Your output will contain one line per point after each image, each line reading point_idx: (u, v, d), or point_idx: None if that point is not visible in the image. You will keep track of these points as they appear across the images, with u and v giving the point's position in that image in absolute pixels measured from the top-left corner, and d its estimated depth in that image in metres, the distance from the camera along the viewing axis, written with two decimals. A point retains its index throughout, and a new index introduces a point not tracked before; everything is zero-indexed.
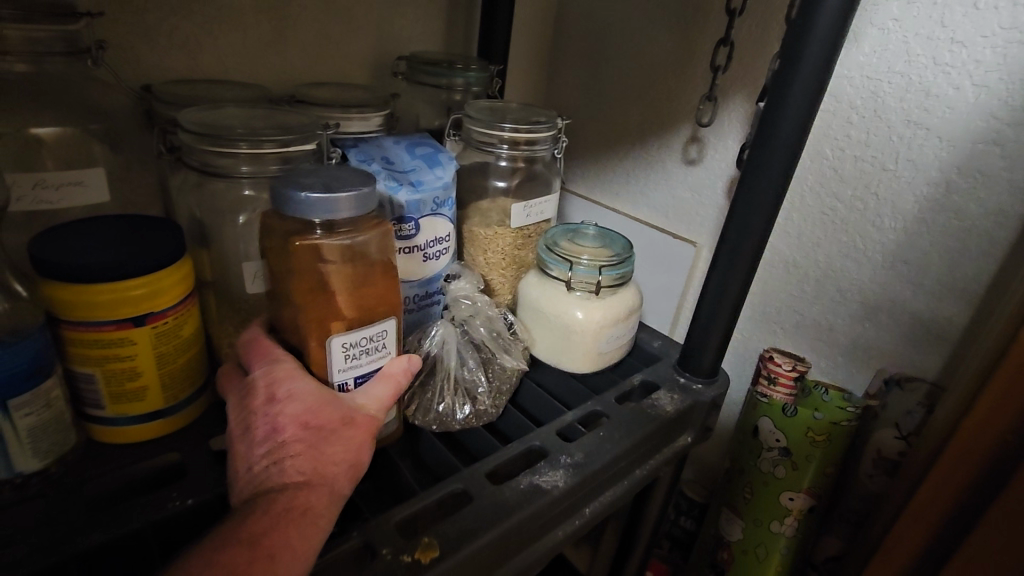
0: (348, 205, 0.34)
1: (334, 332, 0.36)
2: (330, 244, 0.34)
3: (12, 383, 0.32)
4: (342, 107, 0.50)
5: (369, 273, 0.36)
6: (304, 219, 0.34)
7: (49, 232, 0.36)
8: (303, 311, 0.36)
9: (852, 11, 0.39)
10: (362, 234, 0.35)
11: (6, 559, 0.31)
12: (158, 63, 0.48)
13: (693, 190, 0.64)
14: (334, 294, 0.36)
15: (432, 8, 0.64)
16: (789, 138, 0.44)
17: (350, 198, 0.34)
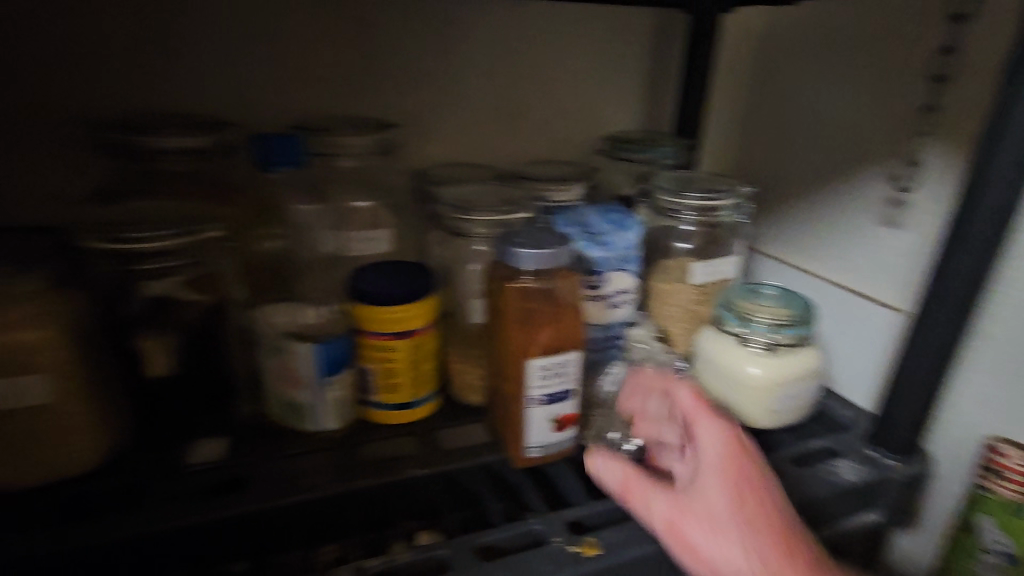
0: (547, 258, 0.45)
1: (532, 357, 0.46)
2: (529, 286, 0.46)
3: (330, 366, 0.49)
4: (554, 181, 0.62)
5: (559, 311, 0.47)
6: (515, 266, 0.46)
7: (357, 267, 0.53)
8: (512, 338, 0.47)
9: None
10: (555, 282, 0.47)
11: (315, 481, 0.47)
12: (429, 154, 0.66)
13: (896, 254, 0.60)
14: (535, 324, 0.46)
15: (635, 94, 0.75)
16: (997, 204, 0.42)
17: (551, 255, 0.45)
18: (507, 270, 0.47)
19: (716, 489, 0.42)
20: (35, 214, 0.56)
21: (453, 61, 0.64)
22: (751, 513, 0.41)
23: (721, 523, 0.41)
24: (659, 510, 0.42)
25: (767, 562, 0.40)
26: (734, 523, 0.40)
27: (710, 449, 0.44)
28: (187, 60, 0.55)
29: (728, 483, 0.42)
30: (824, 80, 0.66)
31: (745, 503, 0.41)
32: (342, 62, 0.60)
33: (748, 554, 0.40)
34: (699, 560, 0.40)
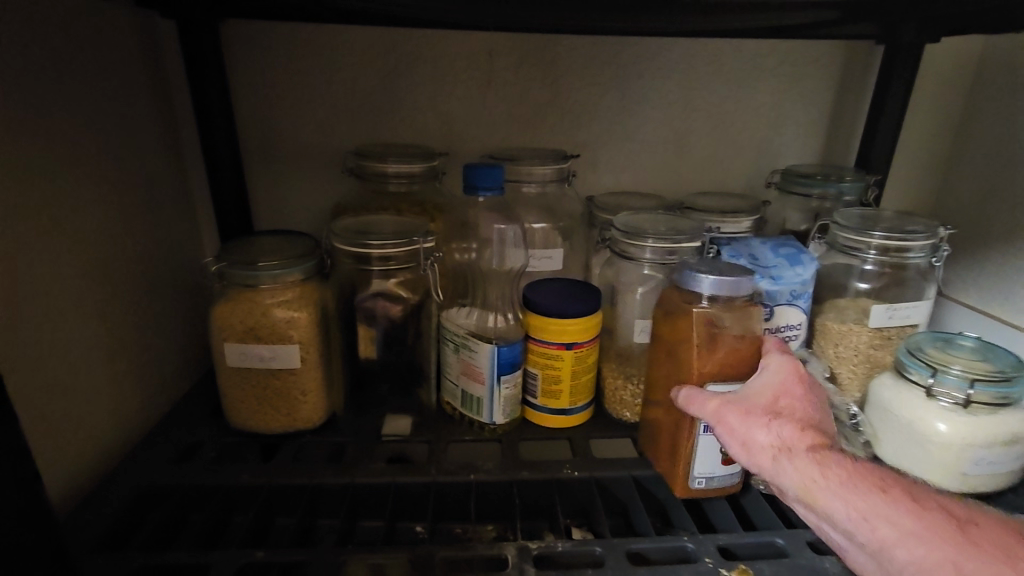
0: (728, 285, 0.47)
1: (708, 381, 0.48)
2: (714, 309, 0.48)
3: (506, 366, 0.55)
4: (722, 213, 0.63)
5: (743, 343, 0.48)
6: (691, 291, 0.48)
7: (531, 283, 0.60)
8: (690, 361, 0.48)
9: None
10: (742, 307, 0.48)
11: (486, 465, 0.53)
12: (598, 182, 0.71)
13: None
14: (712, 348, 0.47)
15: (814, 128, 0.73)
16: None
17: (731, 283, 0.47)
18: (685, 293, 0.49)
19: (768, 390, 0.45)
20: (287, 219, 0.71)
21: (630, 98, 0.69)
22: (783, 407, 0.43)
23: (755, 408, 0.43)
24: (708, 404, 0.45)
25: (781, 433, 0.41)
26: (768, 410, 0.43)
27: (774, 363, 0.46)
28: (410, 100, 0.67)
29: (779, 390, 0.44)
30: None
31: (780, 400, 0.44)
32: (531, 101, 0.68)
33: (770, 429, 0.41)
34: (743, 445, 0.43)
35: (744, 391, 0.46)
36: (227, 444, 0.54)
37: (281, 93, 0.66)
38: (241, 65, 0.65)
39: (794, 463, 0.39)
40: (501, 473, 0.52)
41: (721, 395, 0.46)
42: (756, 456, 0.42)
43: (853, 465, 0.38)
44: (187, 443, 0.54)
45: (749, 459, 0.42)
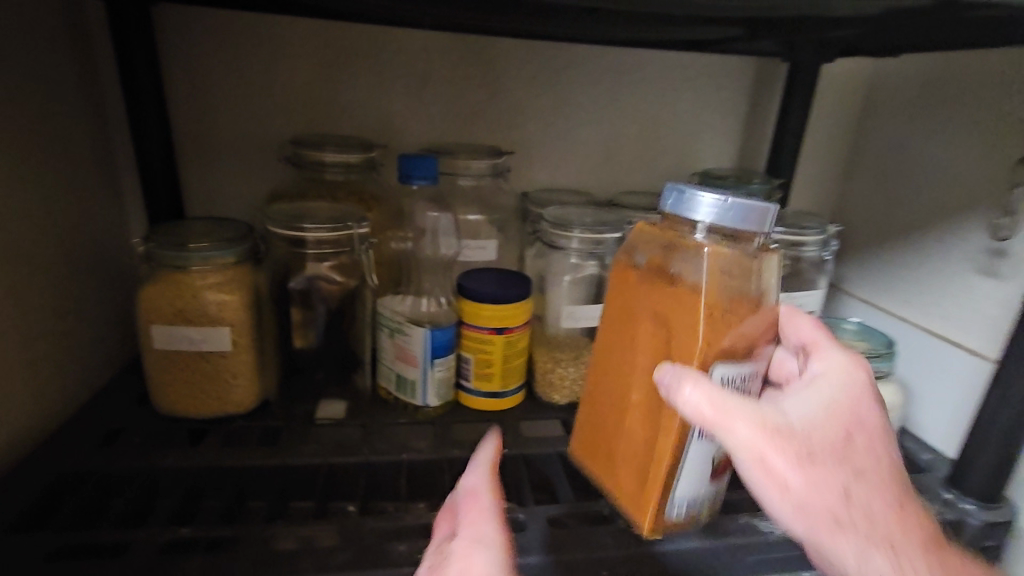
0: (745, 212, 0.33)
1: (717, 360, 0.34)
2: (731, 259, 0.35)
3: (440, 350, 0.58)
4: (645, 210, 0.68)
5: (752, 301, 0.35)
6: (687, 218, 0.35)
7: (465, 271, 0.62)
8: (699, 331, 0.34)
9: None
10: (769, 258, 0.36)
11: (420, 445, 0.55)
12: (533, 179, 0.75)
13: (989, 302, 0.60)
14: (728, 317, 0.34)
15: (728, 135, 0.79)
16: None
17: (746, 208, 0.33)
18: (686, 235, 0.36)
19: (835, 425, 0.35)
20: (220, 206, 0.70)
21: (563, 99, 0.73)
22: (855, 455, 0.35)
23: (825, 455, 0.34)
24: (747, 434, 0.32)
25: (856, 507, 0.34)
26: (841, 464, 0.34)
27: (837, 387, 0.37)
28: (349, 92, 0.68)
29: (851, 428, 0.35)
30: (925, 129, 0.68)
31: (853, 438, 0.35)
32: (468, 98, 0.70)
33: (847, 502, 0.34)
34: (800, 509, 0.34)
35: (801, 417, 0.35)
36: (153, 429, 0.53)
37: (217, 79, 0.66)
38: (173, 50, 0.64)
39: (868, 542, 0.34)
40: (432, 451, 0.55)
41: (766, 417, 0.34)
42: (818, 521, 0.34)
43: (919, 548, 0.35)
44: (110, 428, 0.53)
45: (806, 521, 0.34)
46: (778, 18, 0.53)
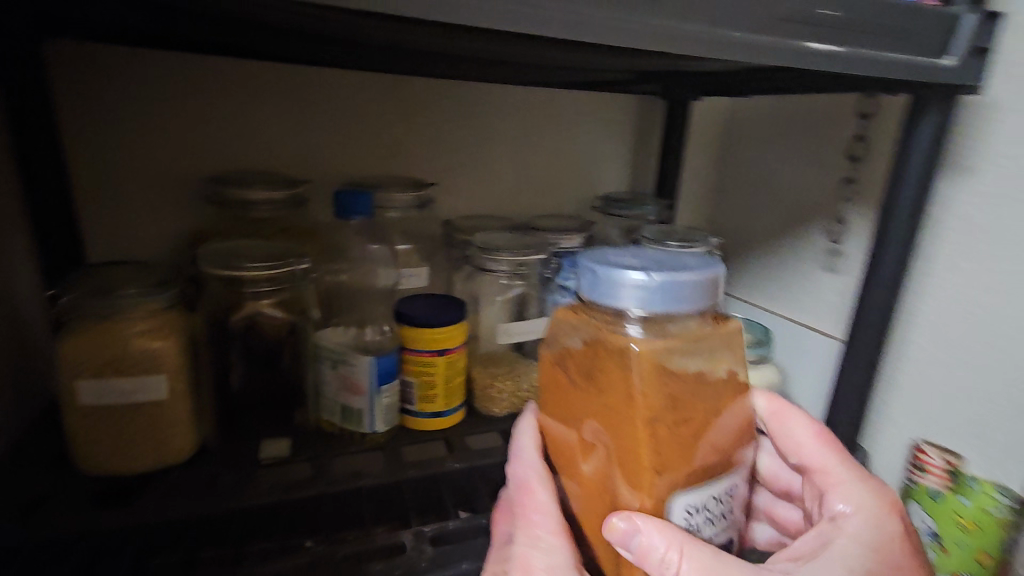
0: (674, 293, 0.34)
1: (676, 488, 0.34)
2: (669, 355, 0.35)
3: (385, 376, 0.59)
4: (560, 231, 0.76)
5: (708, 398, 0.36)
6: (613, 306, 0.35)
7: (402, 299, 0.65)
8: (644, 451, 0.33)
9: (932, 164, 0.54)
10: (706, 341, 0.37)
11: (375, 471, 0.57)
12: (453, 207, 0.79)
13: (834, 292, 0.75)
14: (674, 425, 0.34)
15: (621, 162, 0.90)
16: (895, 253, 0.57)
17: (676, 290, 0.34)
18: (615, 323, 0.36)
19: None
20: (129, 250, 0.66)
21: (476, 133, 0.78)
22: None
23: None
24: None
25: None
26: None
27: (853, 531, 0.40)
28: (269, 128, 0.68)
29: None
30: (774, 155, 0.83)
31: None
32: (389, 131, 0.73)
33: None
34: None
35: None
36: (80, 492, 0.50)
37: (119, 117, 0.63)
38: (66, 88, 0.60)
39: None
40: (387, 472, 0.56)
41: None
42: None
43: None
44: (29, 498, 0.49)
45: None
46: (662, 69, 0.63)
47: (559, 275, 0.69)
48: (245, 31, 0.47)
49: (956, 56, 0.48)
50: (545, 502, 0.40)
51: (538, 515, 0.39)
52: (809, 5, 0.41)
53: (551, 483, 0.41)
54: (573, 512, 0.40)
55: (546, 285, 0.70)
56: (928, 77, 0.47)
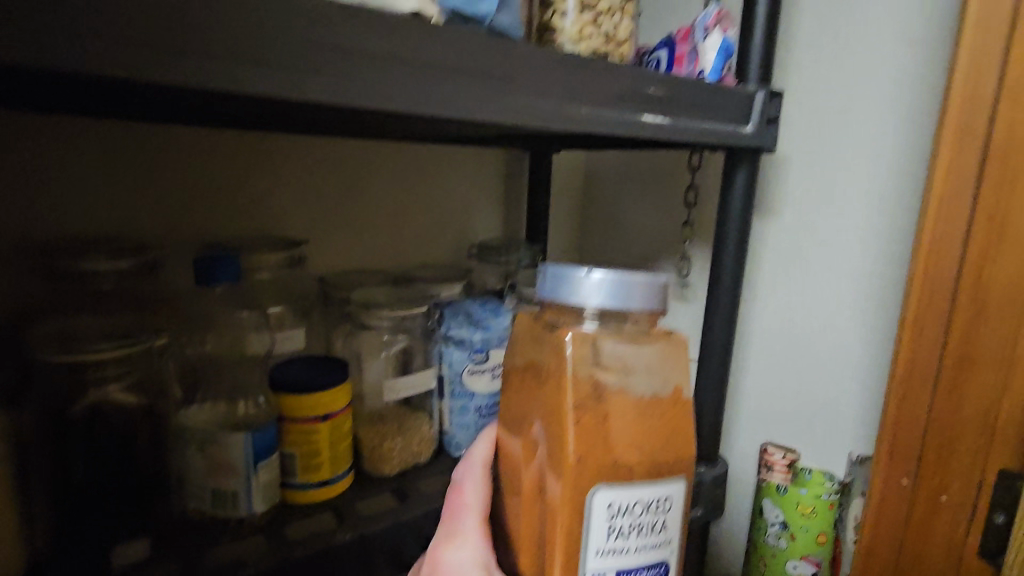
0: (626, 289, 0.37)
1: (597, 482, 0.36)
2: (608, 352, 0.37)
3: (262, 452, 0.55)
4: (439, 282, 0.77)
5: (646, 404, 0.37)
6: (571, 306, 0.38)
7: (277, 365, 0.61)
8: (571, 441, 0.35)
9: (746, 210, 0.65)
10: (652, 346, 0.38)
11: (254, 558, 0.52)
12: (329, 262, 0.77)
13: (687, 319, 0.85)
14: (607, 415, 0.36)
15: (494, 211, 0.95)
16: (728, 286, 0.67)
17: (630, 287, 0.37)
18: (566, 317, 0.39)
19: None
20: None
21: (348, 186, 0.77)
22: None
23: None
24: None
25: None
26: None
27: None
28: (104, 189, 0.60)
29: None
30: (628, 201, 0.93)
31: None
32: (255, 189, 0.69)
33: None
34: None
35: None
36: None
37: None
38: None
39: None
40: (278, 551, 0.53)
41: None
42: None
43: None
44: None
45: None
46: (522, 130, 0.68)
47: (442, 326, 0.70)
48: (80, 96, 0.44)
49: (753, 124, 0.59)
50: (479, 512, 0.43)
51: (467, 524, 0.43)
52: (637, 86, 0.48)
53: (487, 495, 0.44)
54: (511, 517, 0.43)
55: (429, 336, 0.72)
56: (734, 141, 0.57)
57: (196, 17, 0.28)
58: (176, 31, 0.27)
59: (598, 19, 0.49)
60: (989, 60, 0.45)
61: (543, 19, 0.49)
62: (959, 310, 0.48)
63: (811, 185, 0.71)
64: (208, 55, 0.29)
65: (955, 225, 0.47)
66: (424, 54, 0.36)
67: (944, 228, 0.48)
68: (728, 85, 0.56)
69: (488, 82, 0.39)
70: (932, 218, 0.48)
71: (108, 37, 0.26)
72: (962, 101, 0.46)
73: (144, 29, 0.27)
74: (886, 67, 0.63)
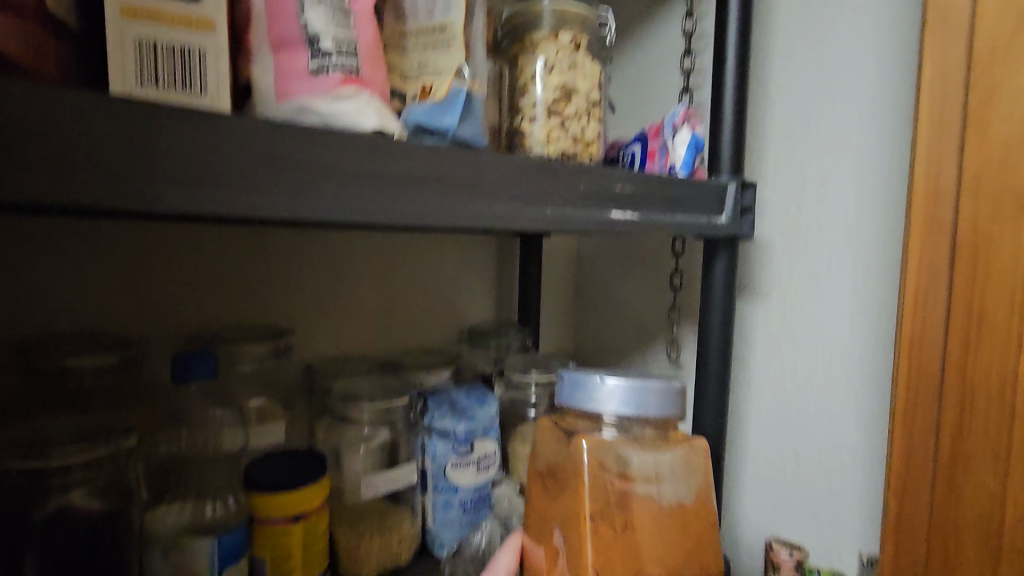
0: (639, 394, 0.46)
1: None
2: (625, 460, 0.46)
3: (228, 559, 0.52)
4: (426, 369, 0.76)
5: (668, 517, 0.46)
6: (594, 411, 0.48)
7: (253, 462, 0.60)
8: (590, 550, 0.44)
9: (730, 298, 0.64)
10: (668, 454, 0.48)
11: None
12: (316, 350, 0.77)
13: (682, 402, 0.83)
14: (639, 525, 0.45)
15: (485, 294, 0.95)
16: (715, 374, 0.65)
17: (643, 392, 0.46)
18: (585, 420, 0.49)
19: None
20: None
21: (338, 275, 0.79)
22: None
23: None
24: None
25: None
26: None
27: None
28: (94, 287, 0.61)
29: None
30: (618, 283, 0.93)
31: None
32: (244, 283, 0.71)
33: None
34: None
35: None
36: None
37: None
38: None
39: None
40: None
41: None
42: None
43: None
44: None
45: None
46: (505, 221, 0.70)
47: (425, 418, 0.68)
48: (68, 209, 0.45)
49: (727, 214, 0.60)
50: None
51: None
52: (605, 184, 0.49)
53: None
54: None
55: (413, 428, 0.70)
56: (706, 232, 0.58)
57: (157, 149, 0.29)
58: (141, 165, 0.28)
59: (565, 123, 0.51)
60: (947, 153, 0.45)
61: (513, 122, 0.52)
62: (946, 400, 0.47)
63: (794, 268, 0.71)
64: (168, 182, 0.29)
65: (933, 314, 0.46)
66: (384, 169, 0.37)
67: (923, 316, 0.47)
68: (698, 179, 0.58)
69: (450, 190, 0.40)
70: (908, 307, 0.47)
71: (68, 171, 0.27)
72: (924, 194, 0.46)
73: (104, 161, 0.27)
74: (855, 156, 0.65)
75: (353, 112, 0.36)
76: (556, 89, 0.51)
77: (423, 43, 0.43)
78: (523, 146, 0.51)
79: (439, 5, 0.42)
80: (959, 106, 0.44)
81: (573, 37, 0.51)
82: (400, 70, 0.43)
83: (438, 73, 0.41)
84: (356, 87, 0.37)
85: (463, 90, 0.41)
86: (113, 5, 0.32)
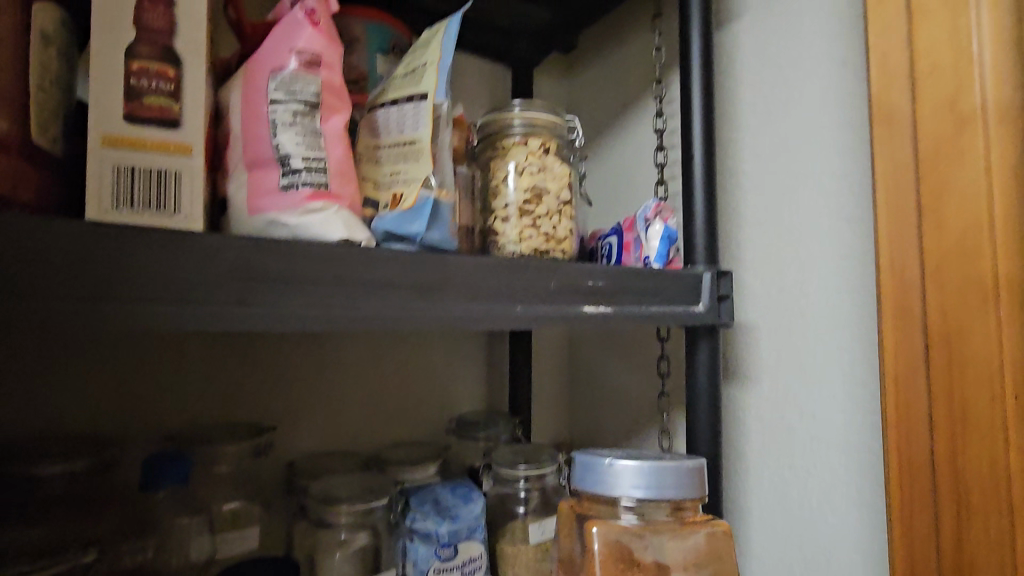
0: (652, 477, 0.45)
1: None
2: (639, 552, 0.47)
3: None
4: (411, 464, 0.74)
5: None
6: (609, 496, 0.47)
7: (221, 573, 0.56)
8: None
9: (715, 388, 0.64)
10: (691, 544, 0.47)
11: None
12: (299, 446, 0.76)
13: None
14: None
15: (476, 381, 0.94)
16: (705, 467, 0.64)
17: (654, 474, 0.46)
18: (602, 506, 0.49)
19: None
20: None
21: (324, 367, 0.78)
22: None
23: None
24: None
25: None
26: None
27: None
28: (76, 389, 0.62)
29: None
30: (610, 366, 0.92)
31: None
32: (229, 379, 0.70)
33: None
34: None
35: None
36: None
37: None
38: None
39: None
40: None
41: None
42: None
43: None
44: None
45: None
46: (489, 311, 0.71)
47: (407, 519, 0.65)
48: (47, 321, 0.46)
49: (705, 303, 0.60)
50: None
51: None
52: (576, 280, 0.50)
53: None
54: None
55: (394, 530, 0.67)
56: (683, 321, 0.59)
57: (121, 267, 0.30)
58: (105, 287, 0.30)
59: (536, 222, 0.52)
60: (907, 247, 0.45)
61: (487, 222, 0.54)
62: (943, 505, 0.43)
63: (782, 352, 0.69)
64: (129, 300, 0.30)
65: (916, 410, 0.44)
66: (350, 276, 0.38)
67: (908, 412, 0.45)
68: (672, 270, 0.59)
69: (415, 293, 0.41)
70: (892, 402, 0.45)
71: (29, 294, 0.28)
72: (892, 288, 0.45)
73: (67, 283, 0.29)
74: (829, 240, 0.65)
75: (322, 225, 0.38)
76: (527, 190, 0.53)
77: (396, 155, 0.45)
78: (497, 244, 0.53)
79: (410, 121, 0.44)
80: (911, 202, 0.45)
81: (542, 142, 0.54)
82: (375, 179, 0.46)
83: (409, 183, 0.43)
84: (325, 202, 0.38)
85: (431, 200, 0.42)
86: (96, 135, 0.34)
